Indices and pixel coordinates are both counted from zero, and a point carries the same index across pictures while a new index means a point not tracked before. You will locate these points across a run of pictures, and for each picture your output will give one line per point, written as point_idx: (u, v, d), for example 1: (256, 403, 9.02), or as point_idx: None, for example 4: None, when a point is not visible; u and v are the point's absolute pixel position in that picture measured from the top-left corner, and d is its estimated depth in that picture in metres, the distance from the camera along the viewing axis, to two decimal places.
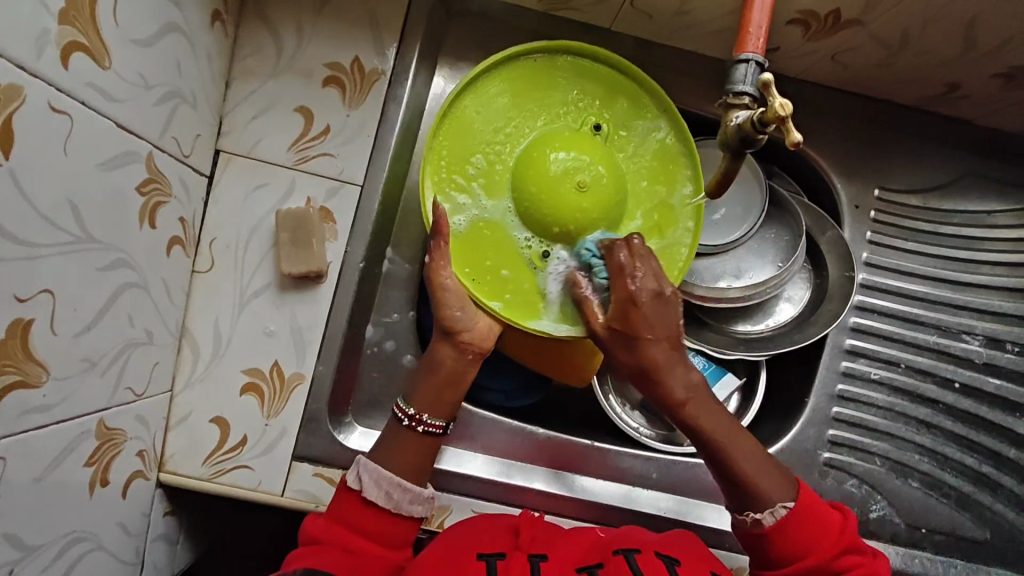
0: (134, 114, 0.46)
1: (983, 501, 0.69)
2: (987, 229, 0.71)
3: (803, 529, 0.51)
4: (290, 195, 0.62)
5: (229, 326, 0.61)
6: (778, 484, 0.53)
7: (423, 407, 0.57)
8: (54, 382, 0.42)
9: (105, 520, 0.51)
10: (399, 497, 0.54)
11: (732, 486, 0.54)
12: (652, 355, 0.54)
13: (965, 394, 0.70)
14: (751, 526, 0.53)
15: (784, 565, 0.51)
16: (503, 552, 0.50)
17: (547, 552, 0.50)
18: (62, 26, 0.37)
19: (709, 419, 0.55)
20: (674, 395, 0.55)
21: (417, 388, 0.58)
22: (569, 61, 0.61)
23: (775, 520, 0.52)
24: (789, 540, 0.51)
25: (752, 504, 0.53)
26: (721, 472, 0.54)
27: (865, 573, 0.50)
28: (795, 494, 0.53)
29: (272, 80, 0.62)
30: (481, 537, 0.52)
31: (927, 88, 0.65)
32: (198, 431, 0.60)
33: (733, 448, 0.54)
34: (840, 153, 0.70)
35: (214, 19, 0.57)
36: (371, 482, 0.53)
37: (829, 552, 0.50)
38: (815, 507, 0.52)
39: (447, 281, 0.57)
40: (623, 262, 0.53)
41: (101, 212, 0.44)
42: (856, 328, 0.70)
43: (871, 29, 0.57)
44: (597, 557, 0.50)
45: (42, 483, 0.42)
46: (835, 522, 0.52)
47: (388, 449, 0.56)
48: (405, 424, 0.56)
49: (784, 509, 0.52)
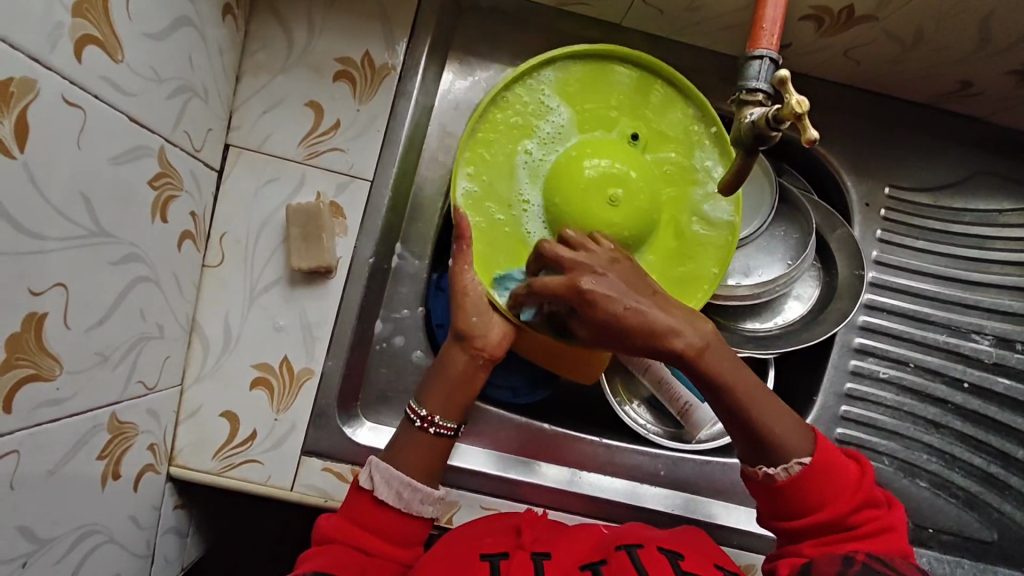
0: (146, 108, 0.46)
1: (991, 502, 0.69)
2: (998, 228, 0.70)
3: (817, 484, 0.50)
4: (300, 189, 0.62)
5: (239, 321, 0.61)
6: (794, 436, 0.51)
7: (435, 409, 0.57)
8: (68, 376, 0.42)
9: (117, 513, 0.51)
10: (409, 497, 0.54)
11: (749, 441, 0.52)
12: (649, 323, 0.50)
13: (974, 394, 0.70)
14: (765, 480, 0.52)
15: (796, 517, 0.51)
16: (506, 552, 0.50)
17: (549, 551, 0.51)
18: (75, 19, 0.37)
19: (725, 368, 0.51)
20: (685, 352, 0.51)
21: (429, 391, 0.58)
22: (625, 68, 0.63)
23: (789, 476, 0.51)
24: (804, 493, 0.51)
25: (767, 458, 0.52)
26: (736, 424, 0.53)
27: (876, 528, 0.49)
28: (810, 448, 0.51)
29: (282, 75, 0.62)
30: (483, 538, 0.53)
31: (940, 85, 0.65)
32: (208, 425, 0.60)
33: (748, 402, 0.52)
34: (851, 150, 0.69)
35: (225, 13, 0.57)
36: (382, 482, 0.53)
37: (843, 507, 0.50)
38: (833, 459, 0.51)
39: (467, 283, 0.59)
40: (565, 254, 0.51)
41: (113, 206, 0.44)
42: (865, 326, 0.70)
43: (885, 25, 0.56)
44: (599, 556, 0.51)
45: (55, 476, 0.42)
46: (852, 474, 0.51)
47: (400, 448, 0.56)
48: (417, 425, 0.56)
49: (799, 465, 0.50)
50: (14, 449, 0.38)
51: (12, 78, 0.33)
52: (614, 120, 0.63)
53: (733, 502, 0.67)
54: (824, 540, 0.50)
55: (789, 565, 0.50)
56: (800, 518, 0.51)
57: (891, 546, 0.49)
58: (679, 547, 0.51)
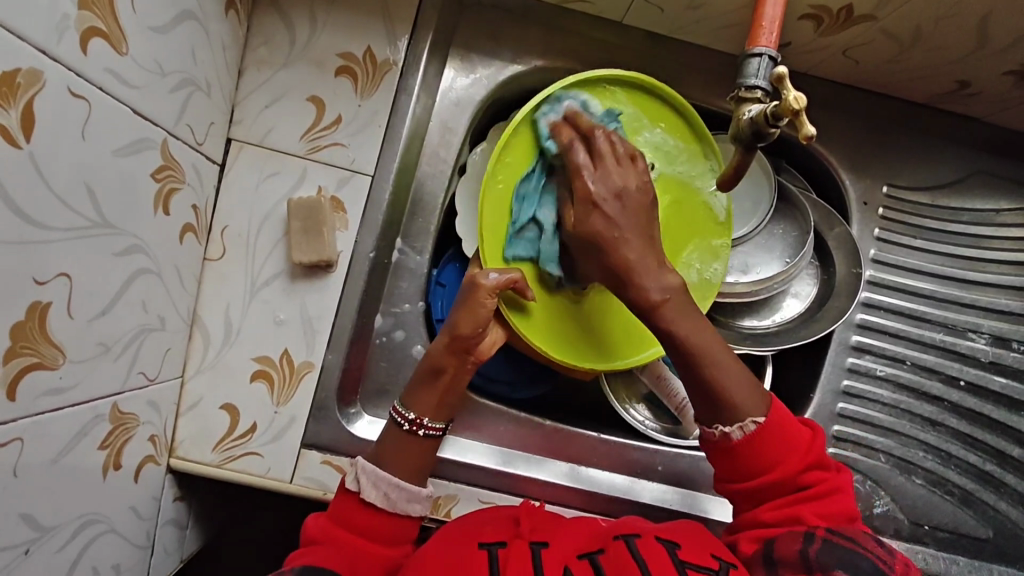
0: (149, 100, 0.46)
1: (986, 499, 0.69)
2: (995, 228, 0.71)
3: (771, 443, 0.52)
4: (302, 184, 0.62)
5: (240, 315, 0.61)
6: (748, 397, 0.52)
7: (425, 410, 0.58)
8: (71, 365, 0.42)
9: (117, 504, 0.51)
10: (396, 497, 0.56)
11: (700, 395, 0.53)
12: (622, 250, 0.53)
13: (970, 392, 0.70)
14: (720, 440, 0.53)
15: (749, 480, 0.53)
16: (505, 541, 0.51)
17: (547, 540, 0.51)
18: (82, 12, 0.38)
19: (683, 329, 0.53)
20: (648, 300, 0.53)
21: (418, 392, 0.59)
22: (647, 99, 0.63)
23: (744, 434, 0.52)
24: (757, 455, 0.52)
25: (720, 415, 0.53)
26: (688, 379, 0.54)
27: (827, 489, 0.52)
28: (763, 407, 0.53)
29: (284, 70, 0.62)
30: (483, 526, 0.53)
31: (938, 85, 0.65)
32: (208, 417, 0.60)
33: (710, 362, 0.53)
34: (850, 149, 0.70)
35: (228, 8, 0.57)
36: (369, 483, 0.55)
37: (797, 468, 0.52)
38: (784, 421, 0.53)
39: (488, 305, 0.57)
40: (580, 158, 0.55)
41: (116, 198, 0.44)
42: (862, 324, 0.70)
43: (883, 25, 0.57)
44: (597, 545, 0.51)
45: (57, 465, 0.43)
46: (805, 438, 0.53)
47: (387, 451, 0.58)
48: (406, 429, 0.58)
49: (754, 423, 0.52)
50: (17, 437, 0.38)
51: (19, 69, 0.34)
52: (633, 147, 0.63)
53: None
54: (778, 504, 0.52)
55: (751, 540, 0.52)
56: (754, 481, 0.53)
57: (841, 505, 0.52)
58: (680, 537, 0.52)
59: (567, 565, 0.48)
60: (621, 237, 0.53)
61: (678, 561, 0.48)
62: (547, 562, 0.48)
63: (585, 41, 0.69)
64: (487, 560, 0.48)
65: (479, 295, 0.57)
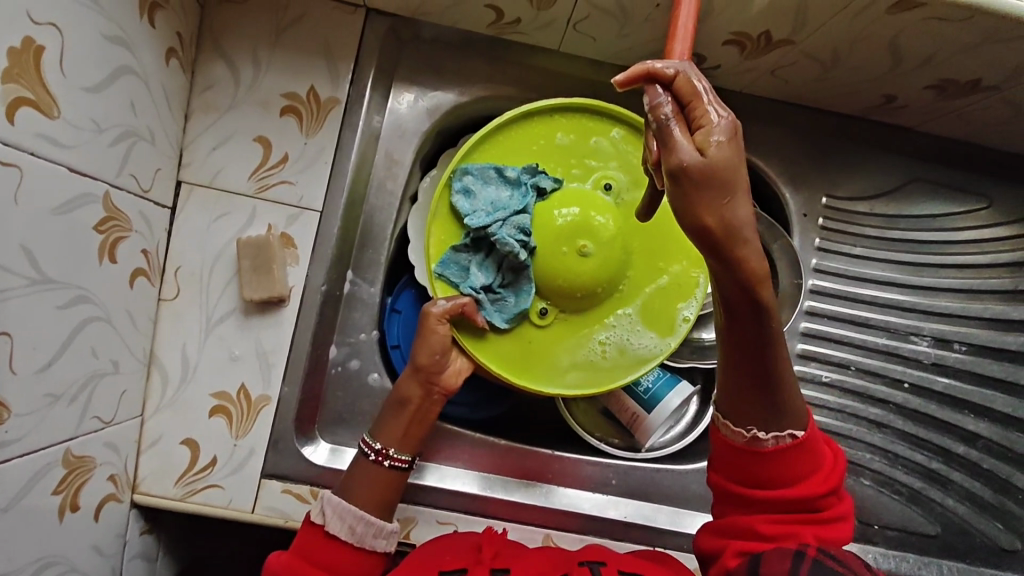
0: (86, 157, 0.48)
1: (934, 497, 0.71)
2: (934, 232, 0.73)
3: (800, 459, 0.49)
4: (252, 222, 0.64)
5: (196, 353, 0.63)
6: (796, 407, 0.49)
7: (391, 442, 0.61)
8: (17, 419, 0.44)
9: (77, 544, 0.53)
10: (362, 531, 0.57)
11: (746, 394, 0.48)
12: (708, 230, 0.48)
13: (914, 393, 0.72)
14: (749, 442, 0.49)
15: (761, 485, 0.49)
16: (466, 568, 0.53)
17: (508, 565, 0.54)
18: (7, 84, 0.40)
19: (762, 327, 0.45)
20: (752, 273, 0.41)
21: (385, 424, 0.62)
22: (618, 129, 0.66)
23: (776, 445, 0.49)
24: (784, 464, 0.49)
25: (760, 419, 0.49)
26: (734, 368, 0.48)
27: (833, 514, 0.49)
28: (805, 423, 0.49)
29: (230, 111, 0.64)
30: (446, 554, 0.55)
31: (866, 99, 0.67)
32: (169, 453, 0.62)
33: (775, 355, 0.46)
34: (787, 163, 0.72)
35: (170, 56, 0.59)
36: (334, 516, 0.57)
37: (816, 489, 0.48)
38: (817, 442, 0.50)
39: (438, 331, 0.61)
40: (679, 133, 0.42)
41: (55, 255, 0.45)
42: (806, 333, 0.72)
43: (803, 48, 0.59)
44: (561, 570, 0.53)
45: (9, 513, 0.44)
46: (828, 460, 0.50)
47: (353, 483, 0.60)
48: (372, 459, 0.60)
49: (791, 438, 0.48)
50: None
51: None
52: (592, 169, 0.66)
53: (683, 506, 0.70)
54: (778, 517, 0.48)
55: (736, 554, 0.48)
56: (762, 489, 0.49)
57: (839, 533, 0.49)
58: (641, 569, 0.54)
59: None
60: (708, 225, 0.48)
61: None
62: None
63: (526, 69, 0.71)
64: None
65: (430, 322, 0.61)
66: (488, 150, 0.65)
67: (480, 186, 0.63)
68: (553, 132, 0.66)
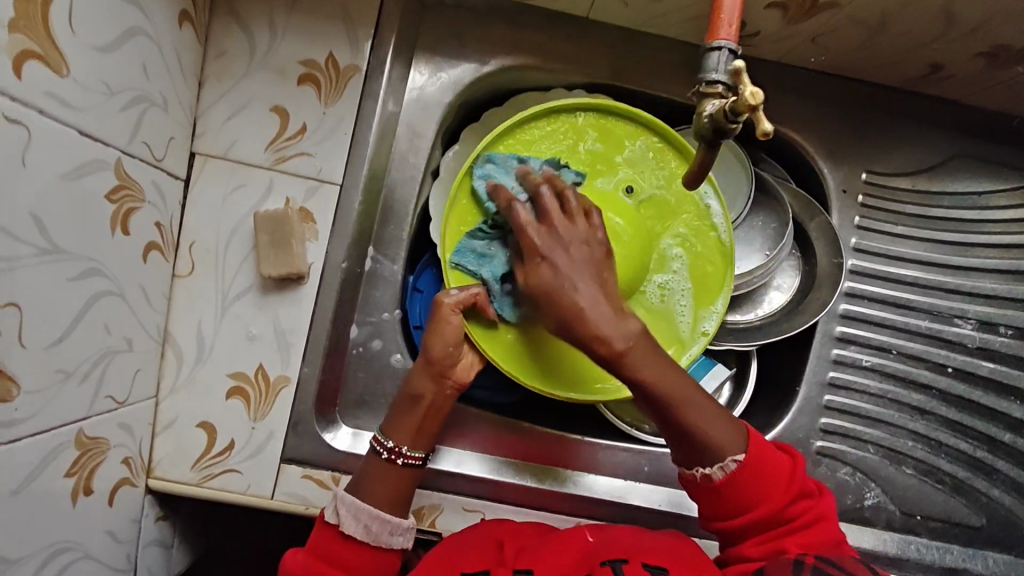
0: (97, 121, 0.45)
1: (979, 487, 0.68)
2: (979, 210, 0.69)
3: (751, 482, 0.51)
4: (269, 196, 0.61)
5: (212, 332, 0.61)
6: (726, 434, 0.51)
7: (404, 439, 0.57)
8: (27, 396, 0.41)
9: (90, 529, 0.51)
10: (378, 530, 0.55)
11: (681, 440, 0.51)
12: (571, 296, 0.48)
13: (958, 378, 0.69)
14: (702, 481, 0.52)
15: (730, 517, 0.52)
16: (487, 571, 0.51)
17: (531, 568, 0.50)
18: (12, 35, 0.37)
19: (650, 372, 0.49)
20: (611, 348, 0.48)
21: (398, 419, 0.58)
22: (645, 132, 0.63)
23: (725, 474, 0.51)
24: (739, 493, 0.51)
25: (700, 459, 0.51)
26: (666, 421, 0.51)
27: (812, 518, 0.51)
28: (743, 444, 0.51)
29: (246, 79, 0.61)
30: (466, 552, 0.53)
31: (911, 69, 0.64)
32: (185, 435, 0.60)
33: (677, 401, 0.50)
34: (828, 136, 0.68)
35: (183, 20, 0.56)
36: (350, 516, 0.54)
37: (780, 503, 0.51)
38: (763, 456, 0.52)
39: (453, 323, 0.57)
40: None
41: (64, 223, 0.43)
42: (847, 315, 0.69)
43: (849, 12, 0.55)
44: (582, 570, 0.51)
45: (20, 496, 0.42)
46: (784, 469, 0.52)
47: (367, 480, 0.56)
48: (384, 457, 0.57)
49: (735, 463, 0.50)
50: None
51: None
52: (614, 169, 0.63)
53: None
54: (760, 538, 0.51)
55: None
56: (734, 519, 0.51)
57: (826, 536, 0.50)
58: (667, 561, 0.51)
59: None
60: (571, 286, 0.48)
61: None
62: None
63: (554, 36, 0.67)
64: None
65: (443, 313, 0.57)
66: (502, 154, 0.61)
67: (501, 174, 0.58)
68: (577, 135, 0.62)
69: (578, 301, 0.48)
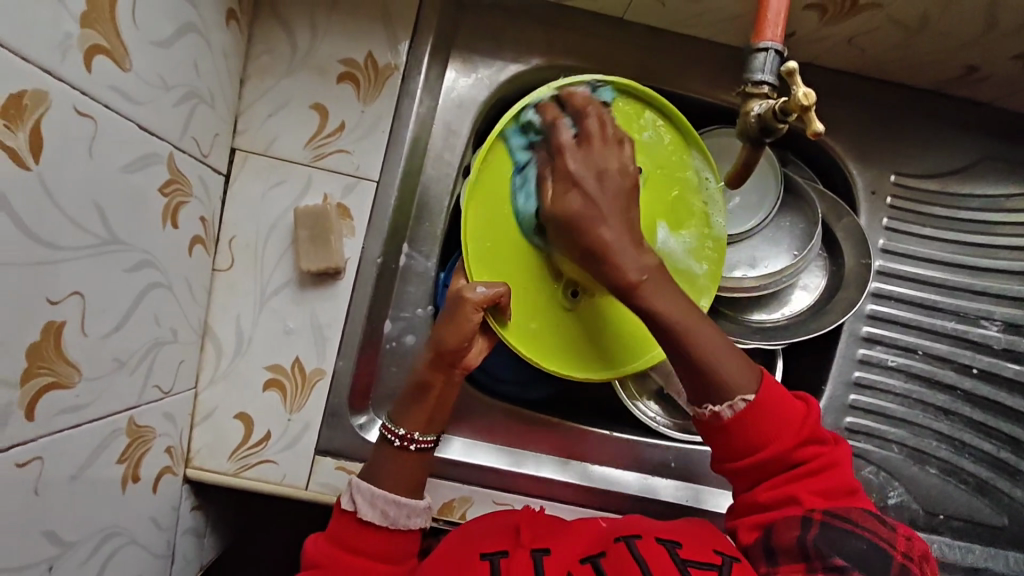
0: (153, 114, 0.46)
1: (1001, 487, 0.69)
2: (1005, 213, 0.70)
3: (761, 420, 0.50)
4: (307, 191, 0.62)
5: (250, 325, 0.62)
6: (739, 373, 0.50)
7: (415, 426, 0.57)
8: (86, 383, 0.42)
9: (136, 516, 0.52)
10: (395, 513, 0.55)
11: (694, 376, 0.51)
12: (597, 237, 0.49)
13: (983, 380, 0.70)
14: (710, 419, 0.51)
15: (742, 458, 0.52)
16: (507, 551, 0.51)
17: (549, 547, 0.52)
18: (84, 30, 0.38)
19: (663, 302, 0.49)
20: (627, 279, 0.49)
21: (408, 407, 0.57)
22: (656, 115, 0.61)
23: (733, 413, 0.50)
24: (750, 431, 0.51)
25: (709, 395, 0.51)
26: (677, 359, 0.51)
27: (822, 463, 0.51)
28: (755, 385, 0.51)
29: (287, 77, 0.62)
30: (483, 536, 0.54)
31: (945, 70, 0.65)
32: (223, 427, 0.61)
33: (694, 338, 0.50)
34: (856, 138, 0.69)
35: (229, 18, 0.57)
36: (365, 501, 0.55)
37: (791, 449, 0.51)
38: (778, 403, 0.51)
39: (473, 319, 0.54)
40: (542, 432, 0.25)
41: (123, 214, 0.44)
42: (873, 315, 0.70)
43: (888, 12, 0.57)
44: (599, 548, 0.52)
45: (78, 480, 0.43)
46: (797, 415, 0.51)
47: (380, 467, 0.57)
48: (397, 444, 0.57)
49: (744, 402, 0.50)
50: (37, 456, 0.39)
51: (25, 91, 0.34)
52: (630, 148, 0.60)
53: None
54: (773, 482, 0.52)
55: (750, 527, 0.53)
56: (748, 460, 0.51)
57: (836, 480, 0.51)
58: (681, 537, 0.53)
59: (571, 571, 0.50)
60: (597, 228, 0.49)
61: (680, 561, 0.49)
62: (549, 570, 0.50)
63: (587, 37, 0.68)
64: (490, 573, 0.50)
65: (465, 311, 0.54)
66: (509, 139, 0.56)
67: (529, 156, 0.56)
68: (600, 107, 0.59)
69: (605, 236, 0.49)
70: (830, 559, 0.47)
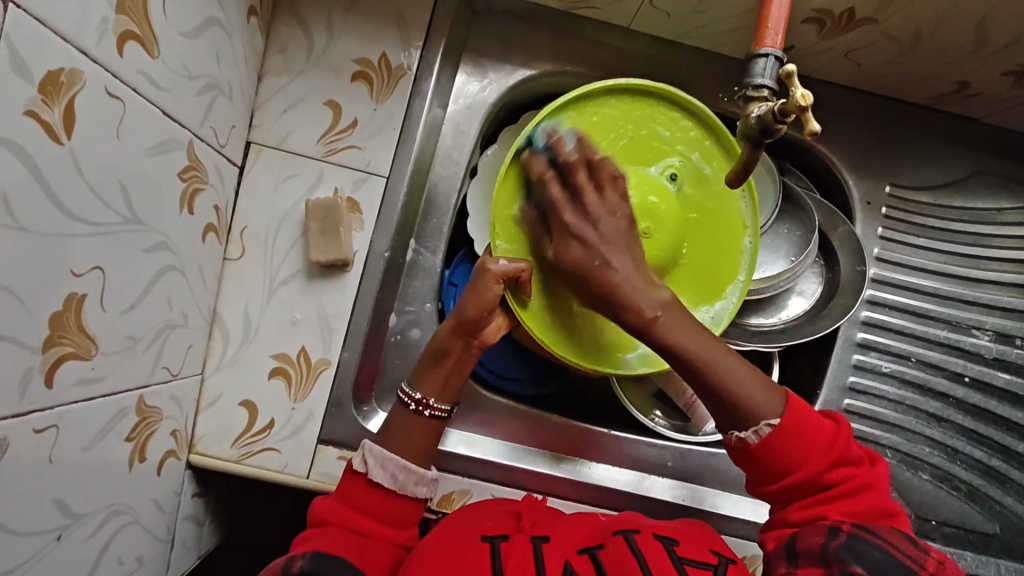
0: (177, 103, 0.48)
1: (992, 495, 0.70)
2: (995, 226, 0.72)
3: (791, 443, 0.51)
4: (319, 185, 0.64)
5: (258, 313, 0.63)
6: (761, 399, 0.51)
7: (431, 392, 0.59)
8: (102, 356, 0.44)
9: (140, 496, 0.52)
10: (404, 479, 0.56)
11: (718, 406, 0.52)
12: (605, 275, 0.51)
13: (975, 388, 0.71)
14: (738, 445, 0.52)
15: (777, 481, 0.52)
16: (507, 535, 0.52)
17: (548, 535, 0.53)
18: (119, 16, 0.40)
19: (688, 314, 0.52)
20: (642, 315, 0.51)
21: (423, 372, 0.60)
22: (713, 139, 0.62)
23: (760, 438, 0.51)
24: (780, 455, 0.51)
25: (738, 424, 0.52)
26: (699, 383, 0.52)
27: (854, 486, 0.51)
28: (779, 409, 0.51)
29: (303, 74, 0.64)
30: (486, 519, 0.55)
31: (937, 86, 0.67)
32: (227, 413, 0.62)
33: (712, 369, 0.51)
34: (853, 150, 0.71)
35: (249, 15, 0.59)
36: (376, 465, 0.56)
37: (822, 467, 0.51)
38: (806, 420, 0.52)
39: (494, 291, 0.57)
40: None
41: (144, 197, 0.45)
42: (868, 322, 0.71)
43: (884, 28, 0.59)
44: (596, 541, 0.53)
45: (89, 453, 0.44)
46: (827, 433, 0.52)
47: (392, 434, 0.58)
48: (412, 409, 0.58)
49: (769, 427, 0.51)
50: (53, 424, 0.40)
51: (62, 70, 0.35)
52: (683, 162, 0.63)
53: (736, 492, 0.70)
54: (804, 504, 0.52)
55: (775, 538, 0.53)
56: (779, 480, 0.52)
57: (869, 503, 0.51)
58: (678, 535, 0.54)
59: (568, 560, 0.50)
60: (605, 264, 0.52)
61: (675, 558, 0.50)
62: (548, 556, 0.50)
63: (594, 47, 0.71)
64: (490, 553, 0.50)
65: (485, 281, 0.57)
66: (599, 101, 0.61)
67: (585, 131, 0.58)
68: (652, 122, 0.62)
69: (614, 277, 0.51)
70: (847, 565, 0.45)
